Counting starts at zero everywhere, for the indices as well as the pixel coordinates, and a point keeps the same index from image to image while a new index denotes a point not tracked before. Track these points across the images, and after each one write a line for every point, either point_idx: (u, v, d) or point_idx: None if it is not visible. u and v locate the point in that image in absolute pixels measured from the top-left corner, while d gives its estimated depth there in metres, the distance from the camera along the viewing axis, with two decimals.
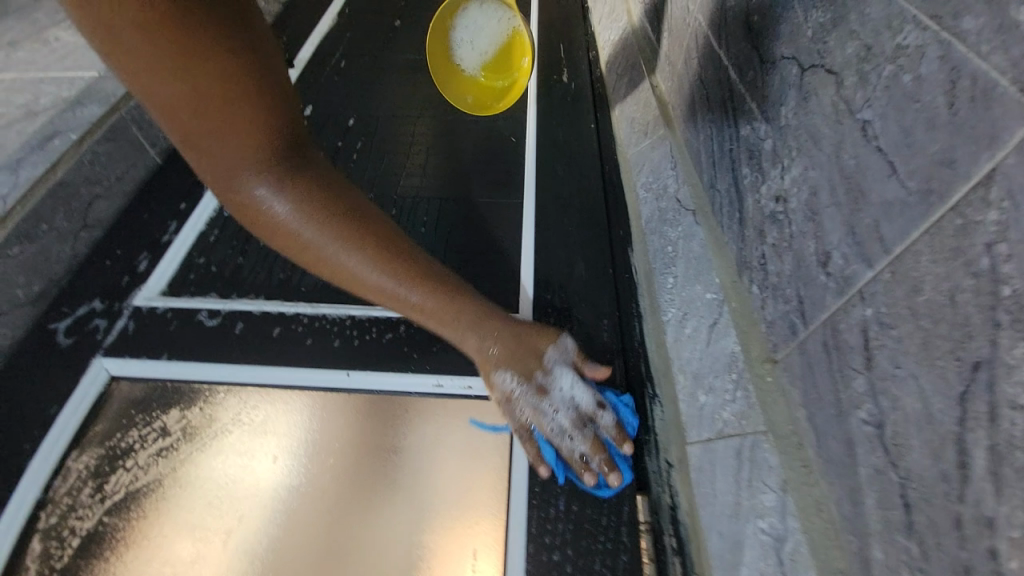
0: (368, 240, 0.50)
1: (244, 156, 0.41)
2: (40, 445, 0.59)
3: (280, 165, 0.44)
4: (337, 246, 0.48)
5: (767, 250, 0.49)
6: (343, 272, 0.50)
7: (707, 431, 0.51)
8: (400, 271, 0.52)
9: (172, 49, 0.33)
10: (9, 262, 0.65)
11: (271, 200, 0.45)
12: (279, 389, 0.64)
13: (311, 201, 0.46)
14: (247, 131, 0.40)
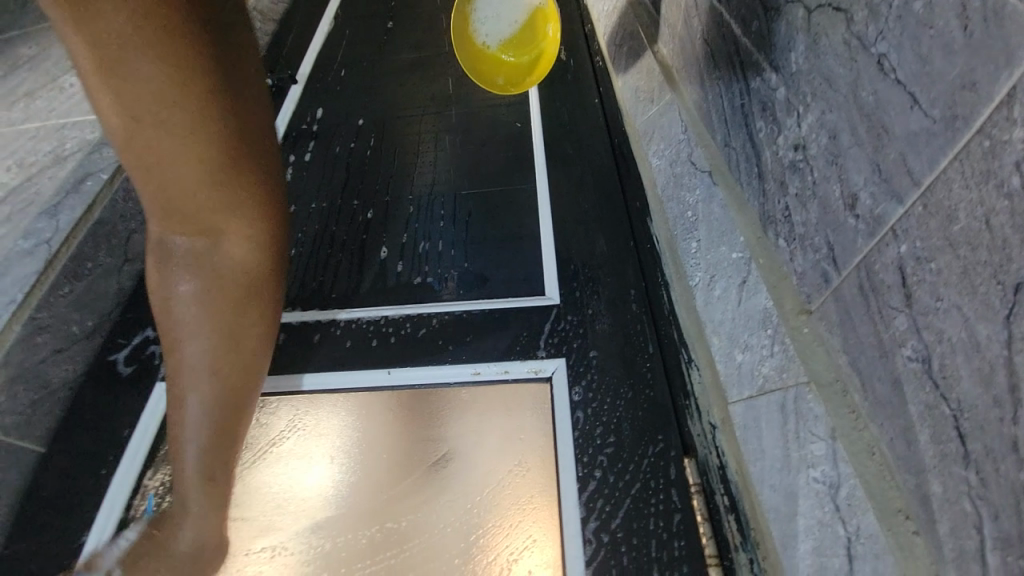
0: (231, 364, 0.46)
1: (170, 214, 0.41)
2: (116, 469, 0.65)
3: (200, 245, 0.43)
4: (199, 348, 0.45)
5: (791, 201, 0.49)
6: (185, 377, 0.46)
7: (749, 388, 0.52)
8: (236, 415, 0.48)
9: (177, 110, 0.36)
10: (62, 301, 0.70)
11: (173, 270, 0.44)
12: (324, 394, 0.66)
13: (208, 295, 0.44)
14: (181, 195, 0.40)
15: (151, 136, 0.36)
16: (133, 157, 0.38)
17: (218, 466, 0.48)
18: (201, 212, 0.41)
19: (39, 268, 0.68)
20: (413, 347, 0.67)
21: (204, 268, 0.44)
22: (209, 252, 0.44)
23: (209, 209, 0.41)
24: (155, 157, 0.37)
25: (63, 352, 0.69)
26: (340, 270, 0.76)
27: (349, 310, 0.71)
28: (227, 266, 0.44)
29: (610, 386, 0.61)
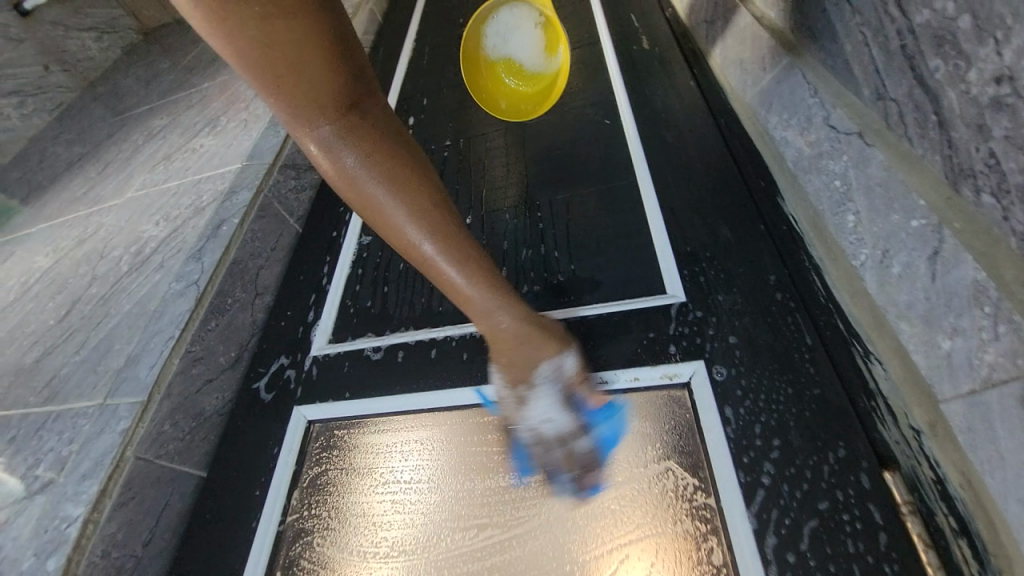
0: (422, 195, 0.49)
1: (316, 105, 0.43)
2: (268, 488, 0.68)
3: (348, 118, 0.45)
4: (397, 199, 0.48)
5: (997, 146, 0.40)
6: (400, 230, 0.49)
7: (967, 381, 0.42)
8: (454, 235, 0.50)
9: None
10: (211, 334, 0.77)
11: (338, 153, 0.46)
12: (451, 409, 0.67)
13: (380, 154, 0.47)
14: (314, 77, 0.41)
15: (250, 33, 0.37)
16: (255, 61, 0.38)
17: (476, 283, 0.51)
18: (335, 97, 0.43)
19: (190, 306, 0.76)
20: None
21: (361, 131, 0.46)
22: (359, 119, 0.46)
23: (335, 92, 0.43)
24: (273, 50, 0.38)
25: (213, 383, 0.76)
26: None
27: (462, 326, 0.72)
28: (375, 122, 0.47)
29: (766, 387, 0.53)
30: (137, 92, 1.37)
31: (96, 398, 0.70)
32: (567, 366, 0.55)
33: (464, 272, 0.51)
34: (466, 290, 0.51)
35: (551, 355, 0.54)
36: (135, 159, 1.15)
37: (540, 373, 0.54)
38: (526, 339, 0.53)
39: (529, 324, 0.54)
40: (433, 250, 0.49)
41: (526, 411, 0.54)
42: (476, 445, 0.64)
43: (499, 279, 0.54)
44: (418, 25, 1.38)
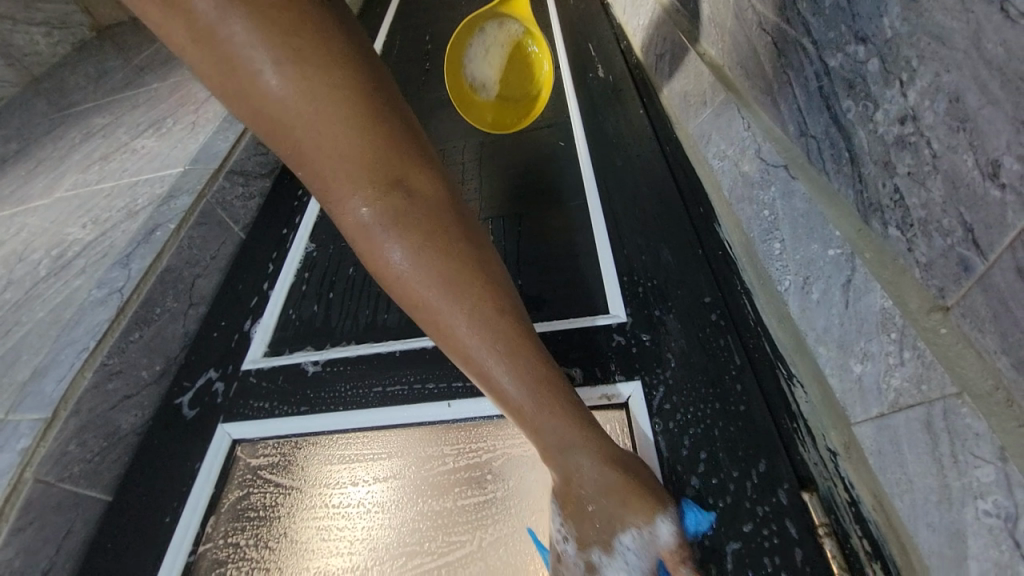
0: (476, 293, 0.43)
1: (348, 175, 0.40)
2: (181, 513, 0.63)
3: (392, 197, 0.41)
4: (445, 300, 0.42)
5: (901, 183, 0.42)
6: (438, 313, 0.42)
7: (876, 405, 0.44)
8: (505, 326, 0.43)
9: (310, 82, 0.36)
10: (133, 347, 0.71)
11: (376, 239, 0.42)
12: (385, 428, 0.64)
13: (422, 238, 0.42)
14: (348, 139, 0.38)
15: (266, 104, 0.37)
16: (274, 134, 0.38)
17: (535, 386, 0.43)
18: (370, 172, 0.40)
19: (111, 315, 0.70)
20: (472, 377, 0.64)
21: (381, 202, 0.41)
22: (404, 199, 0.41)
23: (372, 168, 0.40)
24: (301, 117, 0.37)
25: (132, 398, 0.70)
26: (393, 303, 0.77)
27: (406, 341, 0.70)
28: (422, 202, 0.42)
29: (698, 407, 0.54)
30: (85, 89, 1.30)
31: None
32: (656, 533, 0.45)
33: (514, 370, 0.43)
34: (527, 406, 0.44)
35: (642, 519, 0.44)
36: (71, 158, 1.08)
37: (622, 544, 0.45)
38: (613, 492, 0.44)
39: (619, 469, 0.44)
40: (474, 338, 0.42)
41: (603, 573, 0.46)
42: (410, 466, 0.62)
43: (581, 403, 0.46)
44: (383, 41, 1.38)
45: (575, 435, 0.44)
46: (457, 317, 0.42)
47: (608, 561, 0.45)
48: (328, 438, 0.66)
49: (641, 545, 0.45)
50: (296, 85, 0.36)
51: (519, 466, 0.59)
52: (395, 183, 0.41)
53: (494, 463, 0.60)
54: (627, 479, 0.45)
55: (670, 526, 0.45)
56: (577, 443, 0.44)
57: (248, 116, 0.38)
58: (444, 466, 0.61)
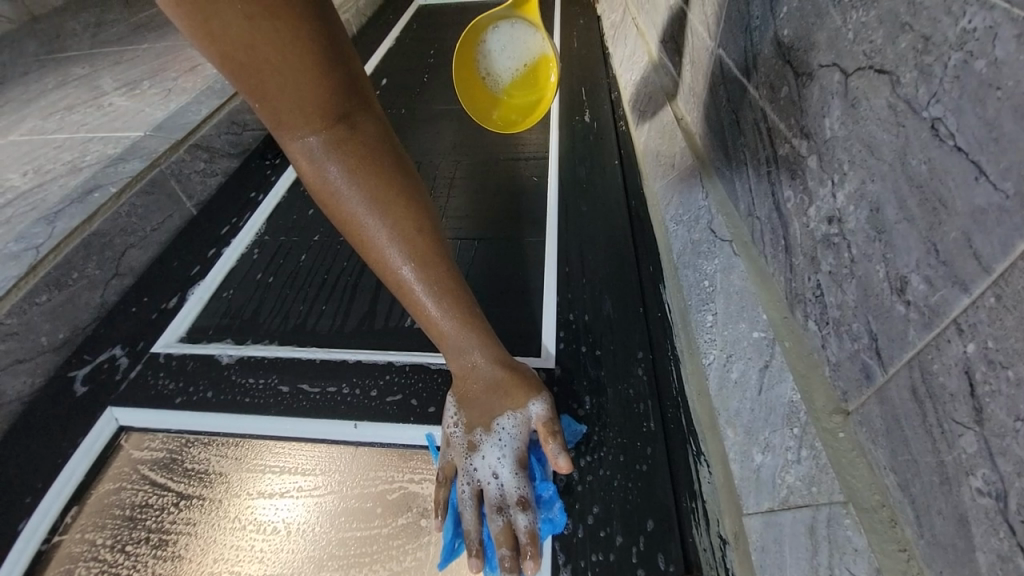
0: (402, 214, 0.50)
1: (300, 108, 0.45)
2: (38, 498, 0.57)
3: (336, 128, 0.47)
4: (373, 214, 0.49)
5: (824, 280, 0.43)
6: (366, 229, 0.49)
7: (769, 499, 0.43)
8: (426, 245, 0.50)
9: (273, 29, 0.40)
10: (36, 310, 0.66)
11: (320, 162, 0.48)
12: (287, 439, 0.61)
13: (360, 162, 0.49)
14: (302, 77, 0.43)
15: (228, 43, 0.40)
16: (232, 71, 0.41)
17: (444, 297, 0.51)
18: (323, 110, 0.46)
19: (20, 273, 0.66)
20: (389, 401, 0.62)
21: (331, 136, 0.47)
22: (347, 131, 0.48)
23: (325, 106, 0.45)
24: (260, 60, 0.41)
25: (22, 364, 0.65)
26: (329, 308, 0.74)
27: (331, 351, 0.67)
28: (362, 135, 0.49)
29: (603, 469, 0.52)
30: (76, 37, 1.26)
31: None
32: (531, 414, 0.51)
33: (426, 279, 0.50)
34: (439, 317, 0.51)
35: (528, 410, 0.51)
36: (36, 102, 1.03)
37: (499, 424, 0.50)
38: (503, 390, 0.51)
39: (507, 374, 0.51)
40: (399, 255, 0.49)
41: (474, 461, 0.50)
42: (301, 487, 0.58)
43: (477, 312, 0.53)
44: (387, 49, 1.40)
45: (471, 346, 0.51)
46: (386, 232, 0.49)
47: (480, 459, 0.49)
48: (224, 444, 0.62)
49: (519, 428, 0.50)
50: (261, 32, 0.39)
51: (414, 503, 0.56)
52: (339, 116, 0.47)
53: (389, 495, 0.57)
54: (515, 386, 0.51)
55: (544, 409, 0.51)
56: (472, 355, 0.51)
57: (208, 47, 0.40)
58: (336, 493, 0.57)
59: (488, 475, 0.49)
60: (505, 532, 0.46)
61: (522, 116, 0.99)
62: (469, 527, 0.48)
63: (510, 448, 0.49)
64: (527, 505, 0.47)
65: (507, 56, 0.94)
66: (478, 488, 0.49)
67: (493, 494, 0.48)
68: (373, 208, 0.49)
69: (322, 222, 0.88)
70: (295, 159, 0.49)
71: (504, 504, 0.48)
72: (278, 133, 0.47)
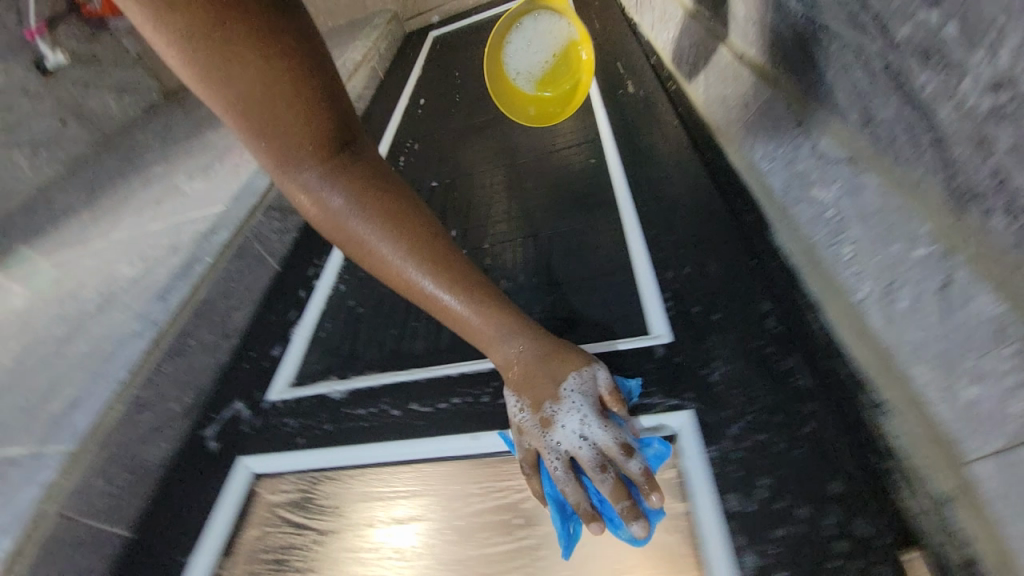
0: (407, 226, 0.50)
1: (301, 143, 0.48)
2: (195, 555, 0.59)
3: (335, 157, 0.50)
4: (380, 228, 0.50)
5: (1003, 163, 0.35)
6: (373, 244, 0.50)
7: (997, 437, 0.35)
8: (438, 253, 0.51)
9: (283, 79, 0.45)
10: (164, 379, 0.71)
11: (323, 190, 0.50)
12: (409, 463, 0.60)
13: (363, 185, 0.51)
14: (302, 115, 0.47)
15: (245, 98, 0.45)
16: (245, 122, 0.46)
17: (468, 298, 0.50)
18: (320, 141, 0.48)
19: (145, 346, 0.70)
20: (501, 405, 0.59)
21: (334, 166, 0.50)
22: (347, 157, 0.50)
23: (322, 138, 0.48)
24: (271, 107, 0.45)
25: (160, 430, 0.69)
26: (419, 329, 0.73)
27: (432, 368, 0.66)
28: (362, 161, 0.52)
29: (761, 437, 0.46)
30: (152, 143, 1.42)
31: (27, 444, 0.62)
32: (597, 379, 0.48)
33: (443, 284, 0.50)
34: (464, 317, 0.50)
35: (592, 381, 0.48)
36: (130, 203, 1.15)
37: (565, 388, 0.47)
38: (553, 377, 0.48)
39: (554, 362, 0.48)
40: (415, 266, 0.50)
41: (553, 433, 0.46)
42: (433, 509, 0.56)
43: (504, 302, 0.52)
44: (416, 89, 1.48)
45: (509, 341, 0.49)
46: (377, 254, 0.50)
47: (561, 425, 0.46)
48: (342, 476, 0.63)
49: (584, 391, 0.47)
50: (271, 83, 0.44)
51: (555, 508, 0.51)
52: (338, 146, 0.50)
53: (525, 504, 0.54)
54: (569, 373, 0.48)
55: (606, 370, 0.49)
56: (511, 350, 0.49)
57: (226, 106, 0.45)
58: (470, 510, 0.55)
59: (575, 440, 0.45)
60: (619, 486, 0.43)
61: (561, 104, 1.00)
62: (575, 496, 0.44)
63: (585, 408, 0.46)
64: (631, 453, 0.44)
65: (533, 51, 1.00)
66: (569, 458, 0.45)
67: (589, 457, 0.44)
68: (382, 223, 0.50)
69: None
70: (297, 193, 0.51)
71: (603, 462, 0.44)
72: (281, 172, 0.50)
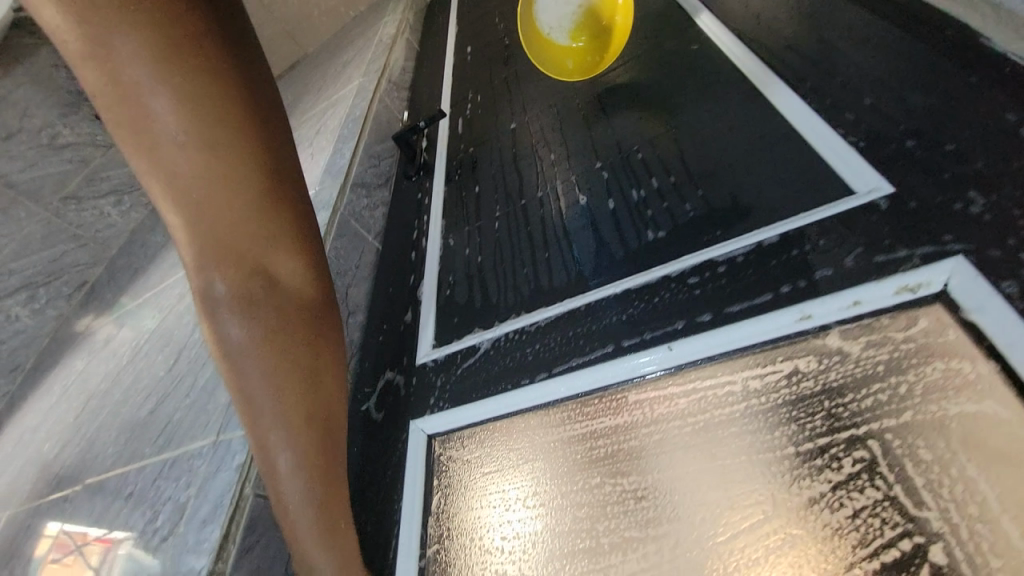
0: (294, 369, 0.46)
1: (224, 257, 0.43)
2: (402, 521, 0.57)
3: (257, 281, 0.44)
4: (262, 361, 0.44)
5: None
6: (244, 376, 0.44)
7: None
8: (311, 398, 0.46)
9: (248, 205, 0.42)
10: None
11: (219, 302, 0.44)
12: (594, 395, 0.53)
13: (275, 320, 0.45)
14: (228, 230, 0.42)
15: (165, 159, 0.39)
16: (178, 201, 0.40)
17: (301, 454, 0.45)
18: (197, 174, 0.39)
19: None
20: (686, 308, 0.51)
21: (202, 203, 0.41)
22: (268, 281, 0.45)
23: (216, 177, 0.40)
24: (196, 188, 0.40)
25: None
26: (555, 264, 0.69)
27: (588, 295, 0.60)
28: (296, 293, 0.47)
29: None
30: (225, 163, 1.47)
31: (209, 436, 0.61)
32: None
33: (297, 453, 0.45)
34: (287, 491, 0.45)
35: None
36: None
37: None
38: (343, 568, 0.47)
39: (352, 562, 0.48)
40: (292, 480, 0.45)
41: None
42: (629, 404, 0.50)
43: (343, 484, 0.49)
44: (457, 47, 1.43)
45: (316, 499, 0.46)
46: (238, 345, 0.44)
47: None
48: (519, 411, 0.57)
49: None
50: (222, 186, 0.41)
51: (811, 403, 0.41)
52: (270, 271, 0.45)
53: (760, 403, 0.43)
54: (333, 561, 0.47)
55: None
56: (312, 539, 0.46)
57: (155, 175, 0.39)
58: (684, 406, 0.47)
59: None
60: None
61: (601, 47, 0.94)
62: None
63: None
64: None
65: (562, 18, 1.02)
66: None
67: None
68: (274, 378, 0.45)
69: (496, 197, 0.87)
70: (200, 299, 0.45)
71: None
72: (192, 264, 0.44)
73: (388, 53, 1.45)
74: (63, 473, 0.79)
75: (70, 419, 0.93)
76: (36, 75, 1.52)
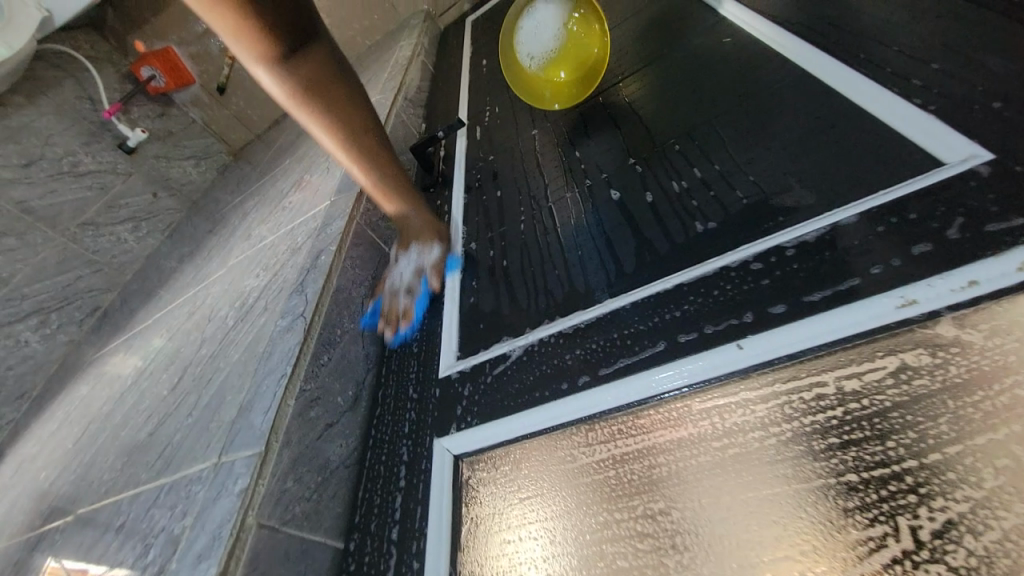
0: (398, 180, 0.80)
1: (327, 110, 0.70)
2: (427, 555, 0.50)
3: (351, 120, 0.73)
4: (385, 172, 0.78)
5: None
6: (374, 179, 0.78)
7: None
8: (391, 176, 0.79)
9: (317, 70, 0.67)
10: (325, 371, 0.64)
11: (358, 163, 0.76)
12: (651, 403, 0.45)
13: (371, 147, 0.76)
14: (326, 92, 0.69)
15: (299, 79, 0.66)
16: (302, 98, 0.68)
17: (443, 251, 0.80)
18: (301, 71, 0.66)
19: (299, 339, 0.63)
20: (751, 300, 0.45)
21: (320, 99, 0.69)
22: (362, 125, 0.75)
23: (353, 117, 0.73)
24: (315, 82, 0.67)
25: (333, 427, 0.63)
26: (588, 264, 0.63)
27: (634, 293, 0.54)
28: (358, 116, 0.74)
29: None
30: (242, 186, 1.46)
31: (209, 458, 0.54)
32: None
33: (423, 229, 0.82)
34: (412, 228, 0.81)
35: None
36: (239, 236, 1.17)
37: None
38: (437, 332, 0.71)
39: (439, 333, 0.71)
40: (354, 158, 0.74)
41: None
42: (695, 412, 0.42)
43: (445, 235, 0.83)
44: (474, 64, 1.41)
45: (432, 278, 0.77)
46: (355, 162, 0.76)
47: None
48: (557, 421, 0.50)
49: None
50: (327, 86, 0.69)
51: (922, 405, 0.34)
52: (347, 108, 0.72)
53: (859, 404, 0.36)
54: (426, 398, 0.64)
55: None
56: (418, 275, 0.77)
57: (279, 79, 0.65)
58: (762, 413, 0.39)
59: None
60: None
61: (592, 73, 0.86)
62: None
63: None
64: None
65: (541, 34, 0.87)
66: None
67: None
68: (355, 146, 0.75)
69: (518, 200, 0.82)
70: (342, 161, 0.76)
71: None
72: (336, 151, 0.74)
73: (405, 72, 1.44)
74: (57, 501, 0.73)
75: (70, 445, 0.88)
76: (59, 106, 1.51)
